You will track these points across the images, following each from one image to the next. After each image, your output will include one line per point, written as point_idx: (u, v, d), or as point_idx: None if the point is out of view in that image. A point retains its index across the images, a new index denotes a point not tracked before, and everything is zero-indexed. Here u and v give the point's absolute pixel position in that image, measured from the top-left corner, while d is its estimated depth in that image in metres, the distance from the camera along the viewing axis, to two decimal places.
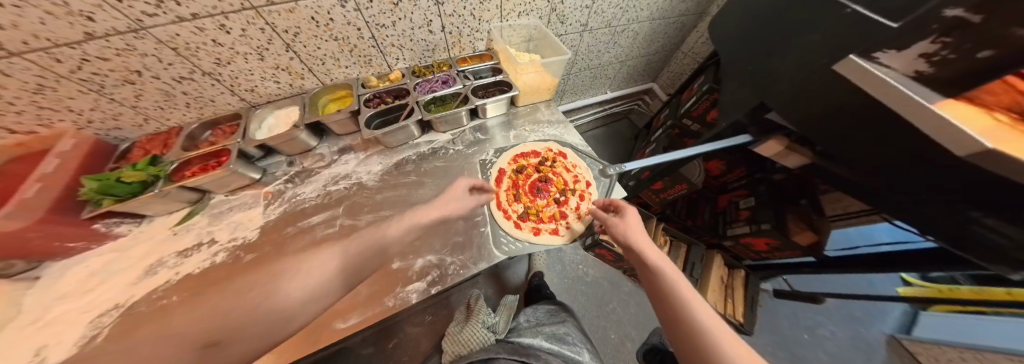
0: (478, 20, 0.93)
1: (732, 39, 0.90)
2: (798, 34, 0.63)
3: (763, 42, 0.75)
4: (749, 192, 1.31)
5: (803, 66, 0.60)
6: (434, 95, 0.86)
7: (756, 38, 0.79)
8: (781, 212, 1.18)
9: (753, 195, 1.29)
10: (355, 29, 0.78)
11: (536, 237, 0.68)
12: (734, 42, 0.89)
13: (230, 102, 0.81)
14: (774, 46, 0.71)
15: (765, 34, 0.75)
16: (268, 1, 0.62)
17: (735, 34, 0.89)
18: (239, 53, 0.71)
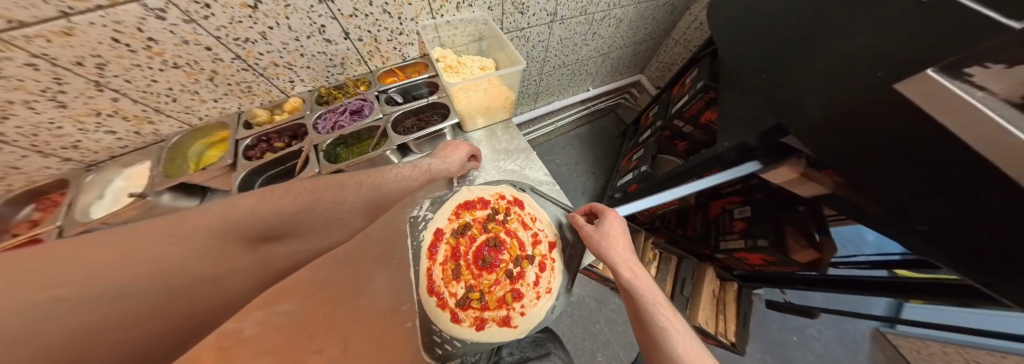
0: (399, 19, 0.67)
1: (739, 29, 0.68)
2: (840, 33, 0.42)
3: (782, 39, 0.54)
4: (743, 200, 1.14)
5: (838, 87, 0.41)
6: (342, 133, 0.63)
7: (771, 33, 0.58)
8: (780, 220, 1.01)
9: (748, 204, 1.12)
10: (202, 48, 0.53)
11: (481, 334, 0.52)
12: (736, 36, 0.68)
13: (47, 165, 0.58)
14: (795, 49, 0.51)
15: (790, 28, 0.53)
16: (16, 21, 0.37)
17: (745, 24, 0.66)
18: (15, 101, 0.46)
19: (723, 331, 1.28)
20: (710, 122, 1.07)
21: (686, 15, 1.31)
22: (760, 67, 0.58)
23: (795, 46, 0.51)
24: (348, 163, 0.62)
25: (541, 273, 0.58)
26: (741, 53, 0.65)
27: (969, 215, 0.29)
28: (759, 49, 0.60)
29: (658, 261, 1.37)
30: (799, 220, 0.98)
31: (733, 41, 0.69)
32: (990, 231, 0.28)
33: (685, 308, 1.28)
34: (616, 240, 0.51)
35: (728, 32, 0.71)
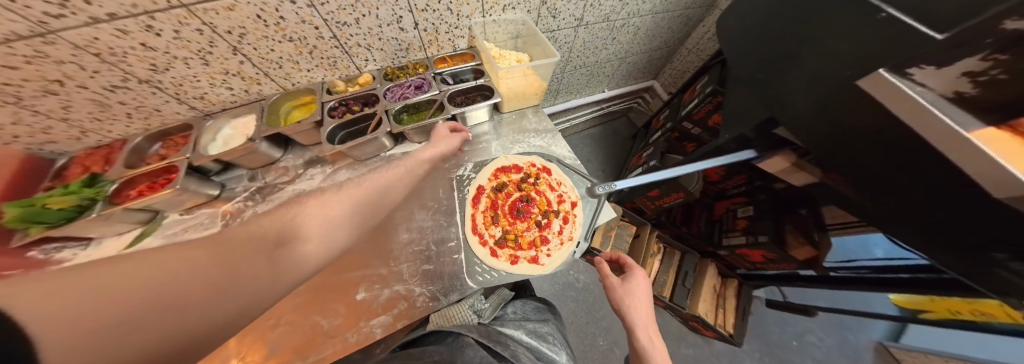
0: (457, 15, 0.82)
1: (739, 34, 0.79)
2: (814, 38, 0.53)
3: (780, 39, 0.61)
4: (748, 200, 1.21)
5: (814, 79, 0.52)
6: (406, 102, 0.77)
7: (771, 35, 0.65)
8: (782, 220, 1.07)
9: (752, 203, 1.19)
10: (312, 28, 0.68)
11: (514, 267, 0.63)
12: (744, 39, 0.74)
13: (180, 111, 0.74)
14: (783, 50, 0.60)
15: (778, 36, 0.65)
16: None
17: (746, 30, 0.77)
18: (177, 57, 0.62)
19: (723, 324, 1.34)
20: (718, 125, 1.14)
21: (698, 27, 1.44)
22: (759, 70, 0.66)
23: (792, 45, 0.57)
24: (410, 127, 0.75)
25: (564, 225, 0.70)
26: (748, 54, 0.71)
27: (898, 168, 0.39)
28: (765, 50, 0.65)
29: (662, 254, 1.45)
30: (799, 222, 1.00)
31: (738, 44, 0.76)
32: (913, 183, 0.38)
33: (687, 298, 1.35)
34: (637, 297, 0.66)
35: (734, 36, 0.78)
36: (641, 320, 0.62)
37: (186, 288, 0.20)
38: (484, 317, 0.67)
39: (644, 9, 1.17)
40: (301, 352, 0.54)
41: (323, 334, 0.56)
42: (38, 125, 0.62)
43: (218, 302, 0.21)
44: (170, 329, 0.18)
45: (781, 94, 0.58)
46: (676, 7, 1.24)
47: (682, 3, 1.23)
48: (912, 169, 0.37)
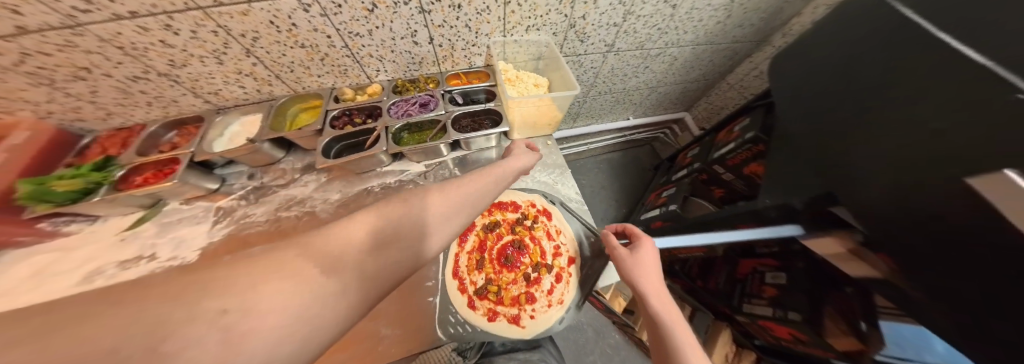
0: (476, 33, 0.78)
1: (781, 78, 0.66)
2: None
3: (857, 92, 0.45)
4: (779, 264, 0.95)
5: None
6: (409, 120, 0.74)
7: (846, 79, 0.48)
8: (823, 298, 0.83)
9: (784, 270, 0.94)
10: (324, 36, 0.66)
11: (491, 324, 0.56)
12: (802, 77, 0.56)
13: (196, 103, 0.76)
14: (857, 104, 0.43)
15: None
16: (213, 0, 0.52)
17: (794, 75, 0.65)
18: (194, 55, 0.63)
19: None
20: (755, 175, 0.98)
21: (745, 62, 1.29)
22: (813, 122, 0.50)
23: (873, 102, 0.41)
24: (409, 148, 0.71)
25: (556, 284, 0.61)
26: (802, 99, 0.55)
27: None
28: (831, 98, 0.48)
29: None
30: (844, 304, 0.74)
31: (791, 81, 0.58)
32: None
33: None
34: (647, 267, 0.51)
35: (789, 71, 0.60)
36: (651, 282, 0.50)
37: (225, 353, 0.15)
38: (471, 357, 0.65)
39: (684, 38, 1.06)
40: None
41: None
42: (69, 105, 0.66)
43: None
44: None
45: None
46: (722, 39, 1.11)
47: (729, 35, 1.10)
48: (1013, 261, 0.24)
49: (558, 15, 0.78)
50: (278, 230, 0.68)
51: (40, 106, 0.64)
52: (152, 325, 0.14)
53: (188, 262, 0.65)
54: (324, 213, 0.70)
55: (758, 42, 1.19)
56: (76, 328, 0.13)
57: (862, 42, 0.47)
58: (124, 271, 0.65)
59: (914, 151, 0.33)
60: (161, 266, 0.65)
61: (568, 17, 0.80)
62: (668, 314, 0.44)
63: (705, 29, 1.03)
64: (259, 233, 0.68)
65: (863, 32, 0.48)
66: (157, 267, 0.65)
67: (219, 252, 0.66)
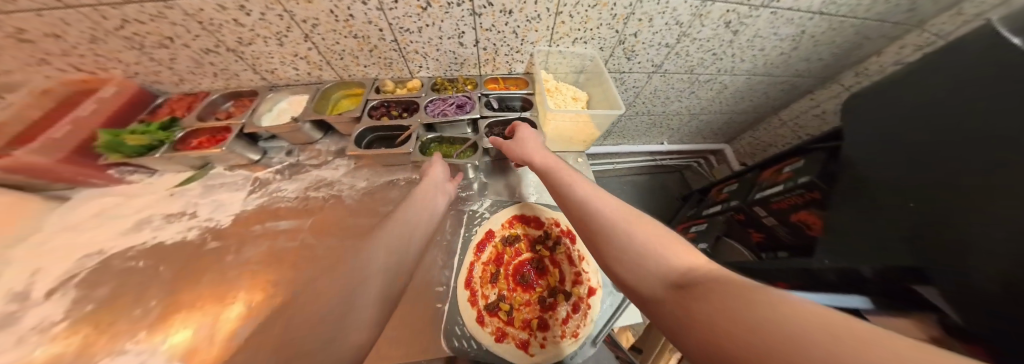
0: (521, 40, 0.76)
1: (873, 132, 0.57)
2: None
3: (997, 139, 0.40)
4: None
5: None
6: (444, 119, 0.74)
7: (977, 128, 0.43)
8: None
9: None
10: (376, 29, 0.68)
11: (498, 346, 0.52)
12: (896, 121, 0.54)
13: (254, 79, 0.82)
14: (965, 150, 0.43)
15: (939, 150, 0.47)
16: None
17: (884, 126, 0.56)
18: (259, 35, 0.67)
19: None
20: (806, 225, 0.89)
21: (804, 98, 1.17)
22: (912, 166, 0.49)
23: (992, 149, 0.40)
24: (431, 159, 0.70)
25: (572, 314, 0.56)
26: (893, 143, 0.53)
27: None
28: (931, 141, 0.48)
29: None
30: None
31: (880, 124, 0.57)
32: None
33: None
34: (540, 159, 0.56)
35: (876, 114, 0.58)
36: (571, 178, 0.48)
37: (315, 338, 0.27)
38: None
39: (740, 67, 0.98)
40: None
41: None
42: (151, 68, 0.75)
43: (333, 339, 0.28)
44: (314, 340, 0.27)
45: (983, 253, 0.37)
46: (783, 71, 1.02)
47: (792, 68, 1.00)
48: None
49: (608, 30, 0.75)
50: (305, 209, 0.70)
51: (129, 66, 0.73)
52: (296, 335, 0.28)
53: (221, 225, 0.69)
54: (350, 199, 0.71)
55: (825, 79, 1.07)
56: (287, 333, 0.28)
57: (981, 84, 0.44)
58: (167, 225, 0.70)
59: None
60: (198, 226, 0.69)
61: (619, 33, 0.77)
62: (598, 201, 0.40)
63: (767, 59, 0.94)
64: (287, 209, 0.71)
65: (972, 73, 0.45)
66: (194, 226, 0.69)
67: (249, 221, 0.69)
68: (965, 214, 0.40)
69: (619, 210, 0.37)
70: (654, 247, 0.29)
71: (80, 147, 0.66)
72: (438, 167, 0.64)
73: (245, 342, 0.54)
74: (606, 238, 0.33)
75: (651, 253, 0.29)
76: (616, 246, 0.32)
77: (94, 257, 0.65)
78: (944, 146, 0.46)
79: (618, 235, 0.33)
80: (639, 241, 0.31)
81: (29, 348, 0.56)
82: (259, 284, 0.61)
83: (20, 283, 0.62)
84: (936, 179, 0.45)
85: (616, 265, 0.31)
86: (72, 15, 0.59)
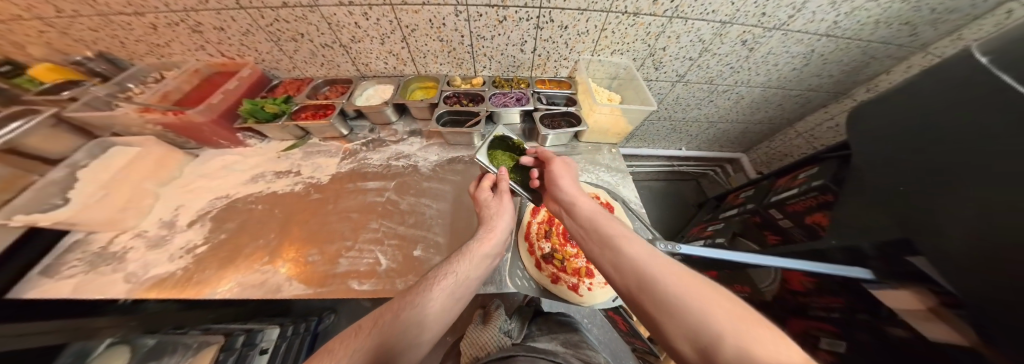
0: (570, 50, 0.93)
1: (872, 140, 0.62)
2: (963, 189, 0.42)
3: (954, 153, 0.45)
4: (838, 331, 0.83)
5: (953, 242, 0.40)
6: (505, 108, 0.90)
7: (946, 142, 0.48)
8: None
9: (845, 338, 0.81)
10: (459, 35, 0.86)
11: (552, 285, 0.64)
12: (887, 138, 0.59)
13: (349, 70, 1.01)
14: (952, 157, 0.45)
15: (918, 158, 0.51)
16: (403, 1, 0.74)
17: (873, 139, 0.62)
18: (369, 36, 0.86)
19: None
20: (816, 224, 0.94)
21: (818, 112, 1.29)
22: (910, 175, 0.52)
23: (971, 162, 0.42)
24: (496, 169, 0.70)
25: None
26: (897, 157, 0.56)
27: None
28: (925, 155, 0.50)
29: None
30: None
31: (875, 138, 0.62)
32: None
33: None
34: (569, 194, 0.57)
35: (871, 130, 0.63)
36: (610, 225, 0.46)
37: (377, 326, 0.39)
38: (515, 337, 0.68)
39: (754, 80, 1.12)
40: (362, 276, 0.66)
41: (378, 272, 0.66)
42: (277, 57, 0.95)
43: (385, 329, 0.38)
44: (378, 325, 0.39)
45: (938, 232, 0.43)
46: (796, 85, 1.15)
47: (804, 83, 1.13)
48: None
49: (643, 44, 0.91)
50: (389, 174, 0.85)
51: (261, 55, 0.94)
52: (374, 315, 0.41)
53: (322, 182, 0.85)
54: (424, 169, 0.87)
55: (837, 94, 1.19)
56: (372, 314, 0.41)
57: (954, 101, 0.49)
58: (278, 179, 0.86)
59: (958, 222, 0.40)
60: (302, 181, 0.85)
61: (651, 47, 0.92)
62: (642, 260, 0.36)
63: (779, 73, 1.08)
64: (373, 173, 0.86)
65: (949, 95, 0.51)
66: (299, 181, 0.86)
67: (343, 181, 0.85)
68: (931, 208, 0.46)
69: (679, 277, 0.31)
70: (729, 326, 0.23)
71: (224, 113, 0.85)
72: (505, 217, 0.62)
73: (346, 270, 0.67)
74: (661, 308, 0.29)
75: (723, 337, 0.22)
76: (679, 320, 0.27)
77: (221, 199, 0.82)
78: (939, 160, 0.48)
79: (673, 307, 0.28)
80: (709, 319, 0.25)
81: (176, 262, 0.71)
82: (355, 228, 0.75)
83: (168, 214, 0.79)
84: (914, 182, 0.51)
85: (686, 345, 0.26)
86: (240, 15, 0.79)
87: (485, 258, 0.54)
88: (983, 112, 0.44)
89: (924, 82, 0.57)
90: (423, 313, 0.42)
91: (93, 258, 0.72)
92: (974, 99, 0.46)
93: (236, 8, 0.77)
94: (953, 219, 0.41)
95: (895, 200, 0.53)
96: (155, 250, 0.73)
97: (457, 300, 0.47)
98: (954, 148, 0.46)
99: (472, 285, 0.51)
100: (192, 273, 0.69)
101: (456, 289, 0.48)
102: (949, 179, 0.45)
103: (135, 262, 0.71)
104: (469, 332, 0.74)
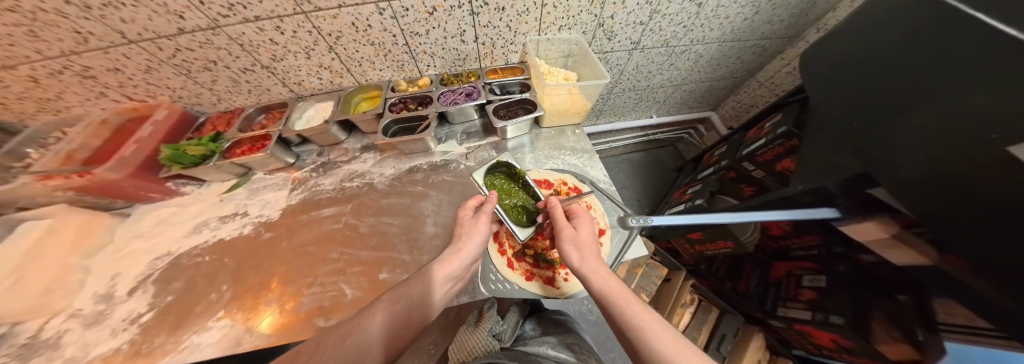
0: (515, 32, 0.87)
1: (814, 76, 0.63)
2: (893, 115, 0.44)
3: (890, 83, 0.47)
4: (818, 266, 0.85)
5: (882, 156, 0.42)
6: (455, 106, 0.85)
7: (877, 74, 0.50)
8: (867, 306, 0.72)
9: (823, 273, 0.84)
10: (391, 35, 0.78)
11: (527, 282, 0.62)
12: (821, 77, 0.61)
13: (282, 93, 0.93)
14: (884, 89, 0.48)
15: (850, 91, 0.53)
16: (315, 7, 0.65)
17: (813, 77, 0.63)
18: (291, 51, 0.77)
19: None
20: (785, 171, 0.95)
21: (776, 59, 1.29)
22: (839, 108, 0.54)
23: (923, 89, 0.41)
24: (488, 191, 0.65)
25: None
26: (836, 95, 0.56)
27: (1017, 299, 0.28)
28: (875, 87, 0.49)
29: (695, 306, 1.22)
30: (891, 314, 0.66)
31: (817, 80, 0.62)
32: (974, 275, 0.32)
33: None
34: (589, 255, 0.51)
35: (813, 73, 0.63)
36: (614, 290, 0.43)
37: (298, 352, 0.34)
38: (505, 339, 0.66)
39: (709, 36, 1.10)
40: (328, 311, 0.62)
41: (346, 303, 0.63)
42: (194, 91, 0.85)
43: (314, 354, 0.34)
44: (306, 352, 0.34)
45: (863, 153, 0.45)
46: (750, 35, 1.14)
47: (758, 31, 1.12)
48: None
49: (589, 14, 0.86)
50: (344, 197, 0.80)
51: (176, 91, 0.84)
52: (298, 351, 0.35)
53: (272, 219, 0.78)
54: (381, 185, 0.82)
55: (789, 38, 1.19)
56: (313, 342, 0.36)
57: (893, 32, 0.51)
58: (223, 225, 0.79)
59: (892, 141, 0.42)
60: (251, 222, 0.78)
61: (598, 17, 0.88)
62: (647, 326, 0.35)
63: (732, 26, 1.06)
64: (327, 199, 0.80)
65: (896, 30, 0.50)
66: (248, 222, 0.79)
67: (295, 213, 0.78)
68: (860, 134, 0.47)
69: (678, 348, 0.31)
70: None
71: (143, 164, 0.75)
72: (478, 239, 0.57)
73: (310, 308, 0.63)
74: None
75: None
76: None
77: (163, 258, 0.74)
78: (862, 92, 0.51)
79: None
80: None
81: (119, 337, 0.64)
82: (314, 262, 0.70)
83: (104, 286, 0.71)
84: (840, 113, 0.54)
85: None
86: (134, 50, 0.69)
87: (447, 279, 0.51)
88: (934, 41, 0.44)
89: (867, 20, 0.56)
90: (376, 336, 0.39)
91: (19, 352, 0.63)
92: (907, 33, 0.48)
93: (126, 43, 0.67)
94: (908, 140, 0.39)
95: (836, 132, 0.53)
96: (95, 328, 0.66)
97: (400, 333, 0.42)
98: (892, 77, 0.48)
99: (419, 312, 0.45)
100: (139, 345, 0.62)
101: (402, 315, 0.43)
102: (898, 106, 0.44)
103: (72, 346, 0.63)
104: (460, 332, 0.71)
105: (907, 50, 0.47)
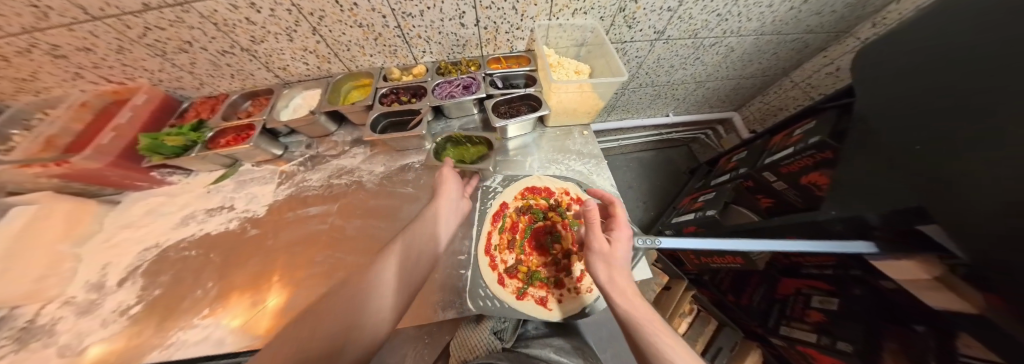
0: (521, 16, 0.76)
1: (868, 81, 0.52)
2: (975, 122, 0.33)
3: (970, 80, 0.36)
4: (833, 288, 0.78)
5: (949, 179, 0.32)
6: (451, 101, 0.77)
7: (952, 74, 0.39)
8: (880, 334, 0.65)
9: (840, 296, 0.76)
10: (380, 17, 0.68)
11: (519, 302, 0.57)
12: (880, 79, 0.49)
13: (267, 78, 0.86)
14: (970, 86, 0.36)
15: (919, 95, 0.42)
16: None
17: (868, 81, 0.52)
18: (271, 32, 0.70)
19: None
20: (812, 186, 0.84)
21: (818, 57, 1.12)
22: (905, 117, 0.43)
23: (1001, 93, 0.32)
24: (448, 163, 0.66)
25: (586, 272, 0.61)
26: (900, 100, 0.44)
27: None
28: (945, 100, 0.39)
29: (694, 318, 1.18)
30: (903, 344, 0.59)
31: (871, 83, 0.51)
32: None
33: None
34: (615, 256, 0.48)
35: (866, 75, 0.52)
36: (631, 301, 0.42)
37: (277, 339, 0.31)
38: None
39: (746, 27, 0.95)
40: None
41: None
42: (174, 74, 0.80)
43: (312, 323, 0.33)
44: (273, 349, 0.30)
45: (930, 176, 0.35)
46: (794, 28, 0.98)
47: (804, 24, 0.96)
48: None
49: None
50: (332, 195, 0.75)
51: (154, 74, 0.79)
52: None
53: (259, 215, 0.75)
54: (370, 183, 0.76)
55: (839, 33, 1.03)
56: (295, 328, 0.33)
57: (981, 20, 0.39)
58: (210, 218, 0.76)
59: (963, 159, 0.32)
60: (237, 216, 0.75)
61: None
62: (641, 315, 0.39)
63: (774, 16, 0.91)
64: (314, 196, 0.76)
65: (992, 19, 0.37)
66: (234, 217, 0.76)
67: (281, 210, 0.75)
68: (929, 150, 0.37)
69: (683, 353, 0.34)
70: None
71: (123, 152, 0.71)
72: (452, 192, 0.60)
73: (291, 313, 0.60)
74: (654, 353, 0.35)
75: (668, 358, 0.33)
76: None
77: (151, 250, 0.73)
78: (941, 94, 0.39)
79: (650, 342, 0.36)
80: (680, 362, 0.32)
81: (109, 328, 0.64)
82: (299, 263, 0.67)
83: (95, 275, 0.70)
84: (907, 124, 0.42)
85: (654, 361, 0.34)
86: (100, 28, 0.62)
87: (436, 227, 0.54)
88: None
89: (949, 7, 0.44)
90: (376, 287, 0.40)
91: (18, 335, 0.64)
92: (997, 21, 0.37)
93: (90, 19, 0.60)
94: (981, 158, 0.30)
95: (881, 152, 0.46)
96: (87, 317, 0.66)
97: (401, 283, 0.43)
98: (973, 72, 0.36)
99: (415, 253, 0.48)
100: (129, 337, 0.62)
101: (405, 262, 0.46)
102: (981, 112, 0.32)
103: (67, 334, 0.64)
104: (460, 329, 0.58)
105: (993, 43, 0.36)
